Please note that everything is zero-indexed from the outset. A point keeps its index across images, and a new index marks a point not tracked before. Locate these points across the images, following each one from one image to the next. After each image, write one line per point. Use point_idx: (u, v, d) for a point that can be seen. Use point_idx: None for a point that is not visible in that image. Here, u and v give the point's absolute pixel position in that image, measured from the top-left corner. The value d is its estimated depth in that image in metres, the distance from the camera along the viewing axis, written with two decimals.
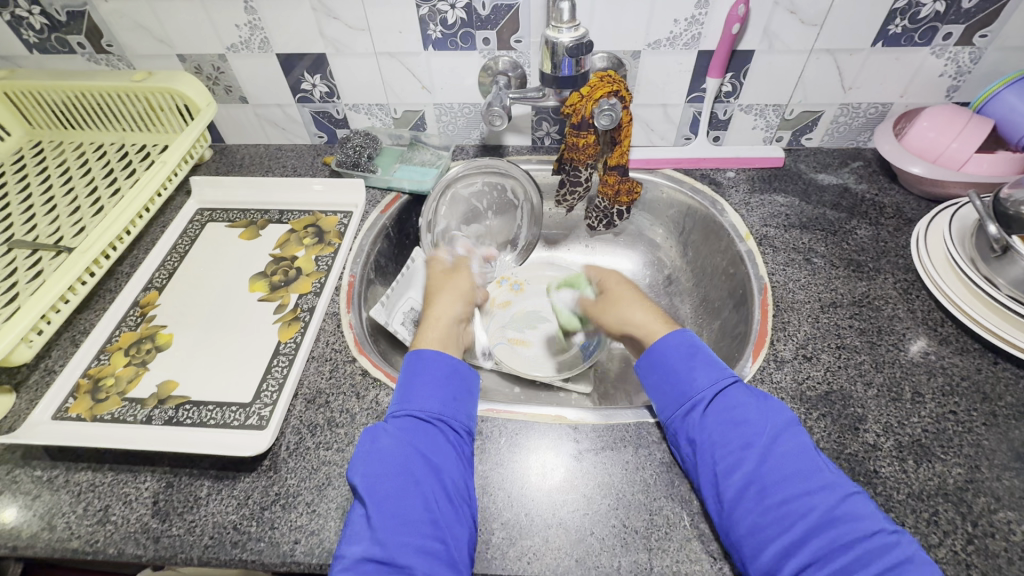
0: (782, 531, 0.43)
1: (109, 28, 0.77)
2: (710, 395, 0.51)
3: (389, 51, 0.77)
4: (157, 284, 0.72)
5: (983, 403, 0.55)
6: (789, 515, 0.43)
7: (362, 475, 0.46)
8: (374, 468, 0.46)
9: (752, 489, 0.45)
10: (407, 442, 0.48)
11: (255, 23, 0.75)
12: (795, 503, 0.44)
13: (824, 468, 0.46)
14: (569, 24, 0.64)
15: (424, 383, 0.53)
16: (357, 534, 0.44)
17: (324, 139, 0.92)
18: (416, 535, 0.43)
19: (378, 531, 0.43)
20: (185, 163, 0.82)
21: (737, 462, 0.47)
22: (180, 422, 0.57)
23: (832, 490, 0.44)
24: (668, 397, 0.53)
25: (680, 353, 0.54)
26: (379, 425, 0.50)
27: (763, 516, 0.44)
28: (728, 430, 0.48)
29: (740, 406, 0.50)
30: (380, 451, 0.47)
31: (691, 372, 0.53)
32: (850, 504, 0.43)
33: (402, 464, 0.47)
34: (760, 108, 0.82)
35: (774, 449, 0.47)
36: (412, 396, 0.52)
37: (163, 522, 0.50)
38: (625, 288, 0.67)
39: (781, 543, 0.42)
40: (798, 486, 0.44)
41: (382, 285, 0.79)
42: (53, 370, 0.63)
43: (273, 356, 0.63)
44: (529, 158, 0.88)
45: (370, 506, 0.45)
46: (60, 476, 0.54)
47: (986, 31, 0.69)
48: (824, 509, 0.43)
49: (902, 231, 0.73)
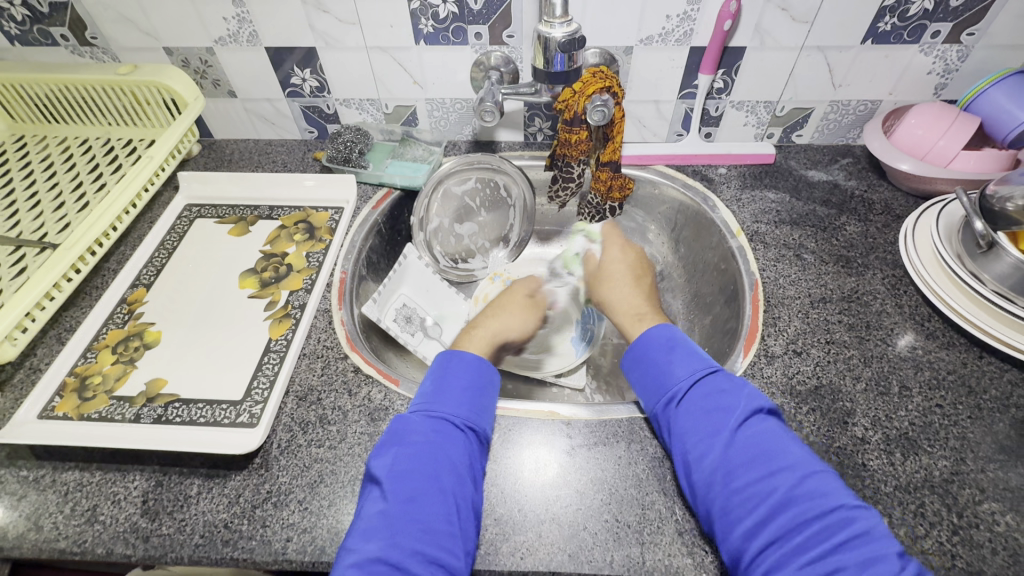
0: (747, 512, 0.43)
1: (94, 20, 0.76)
2: (686, 386, 0.52)
3: (380, 45, 0.76)
4: (145, 280, 0.71)
5: (969, 397, 0.56)
6: (753, 497, 0.44)
7: (390, 468, 0.47)
8: (401, 464, 0.47)
9: (720, 473, 0.46)
10: (438, 444, 0.49)
11: (244, 16, 0.74)
12: (758, 485, 0.44)
13: (790, 450, 0.46)
14: (562, 19, 0.63)
15: (460, 389, 0.53)
16: (371, 532, 0.43)
17: (315, 134, 0.91)
18: (432, 543, 0.43)
19: (396, 531, 0.43)
20: (172, 158, 0.81)
21: (708, 448, 0.47)
22: (169, 421, 0.56)
23: (794, 469, 0.45)
24: (651, 389, 0.54)
25: (661, 347, 0.56)
26: (410, 421, 0.50)
27: (729, 499, 0.45)
28: (700, 417, 0.49)
29: (714, 395, 0.50)
30: (410, 449, 0.48)
31: (670, 364, 0.54)
32: (814, 481, 0.44)
33: (432, 465, 0.47)
34: (751, 105, 0.82)
35: (741, 434, 0.47)
36: (446, 400, 0.52)
37: (153, 522, 0.50)
38: (629, 275, 0.71)
39: (748, 523, 0.43)
40: (761, 467, 0.45)
41: (374, 282, 0.79)
42: (39, 368, 0.62)
43: (263, 354, 0.62)
44: (522, 153, 0.87)
45: (390, 504, 0.45)
46: (46, 476, 0.53)
47: (973, 30, 0.70)
48: (785, 488, 0.43)
49: (890, 228, 0.74)
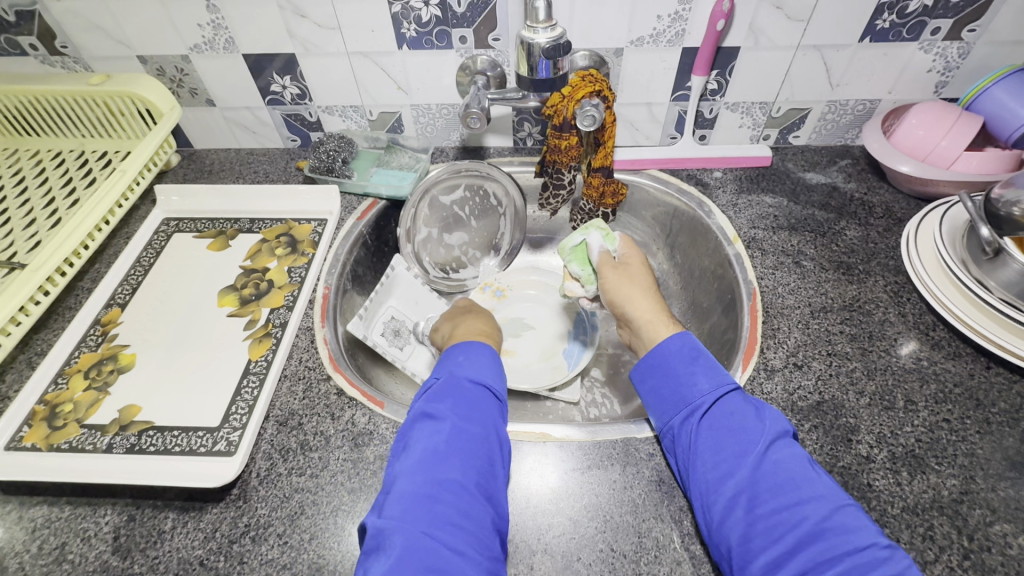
0: (771, 542, 0.41)
1: (63, 29, 0.73)
2: (710, 401, 0.50)
3: (361, 50, 0.73)
4: (120, 300, 0.68)
5: (977, 410, 0.54)
6: (777, 526, 0.42)
7: (449, 410, 0.46)
8: (464, 409, 0.46)
9: (742, 498, 0.44)
10: (492, 399, 0.48)
11: (219, 22, 0.71)
12: (784, 514, 0.42)
13: (816, 478, 0.44)
14: (545, 23, 0.61)
15: (495, 353, 0.53)
16: (436, 460, 0.42)
17: (298, 143, 0.88)
18: (490, 478, 0.43)
19: (461, 461, 0.42)
20: (149, 170, 0.78)
21: (731, 469, 0.45)
22: (143, 450, 0.54)
23: (823, 500, 0.42)
24: (668, 402, 0.52)
25: (682, 355, 0.53)
26: (463, 374, 0.49)
27: (752, 526, 0.42)
28: (723, 436, 0.47)
29: (738, 413, 0.48)
30: (464, 398, 0.47)
31: (691, 376, 0.52)
32: (843, 515, 0.42)
33: (487, 413, 0.47)
34: (747, 106, 0.80)
35: (767, 457, 0.45)
36: (493, 365, 0.51)
37: (124, 560, 0.47)
38: (645, 274, 0.64)
39: (771, 554, 0.41)
40: (789, 495, 0.43)
41: (360, 295, 0.76)
42: (8, 395, 0.59)
43: (242, 377, 0.59)
44: (511, 159, 0.85)
45: (451, 441, 0.43)
46: (13, 511, 0.51)
47: (975, 25, 0.67)
48: (815, 519, 0.41)
49: (891, 232, 0.72)
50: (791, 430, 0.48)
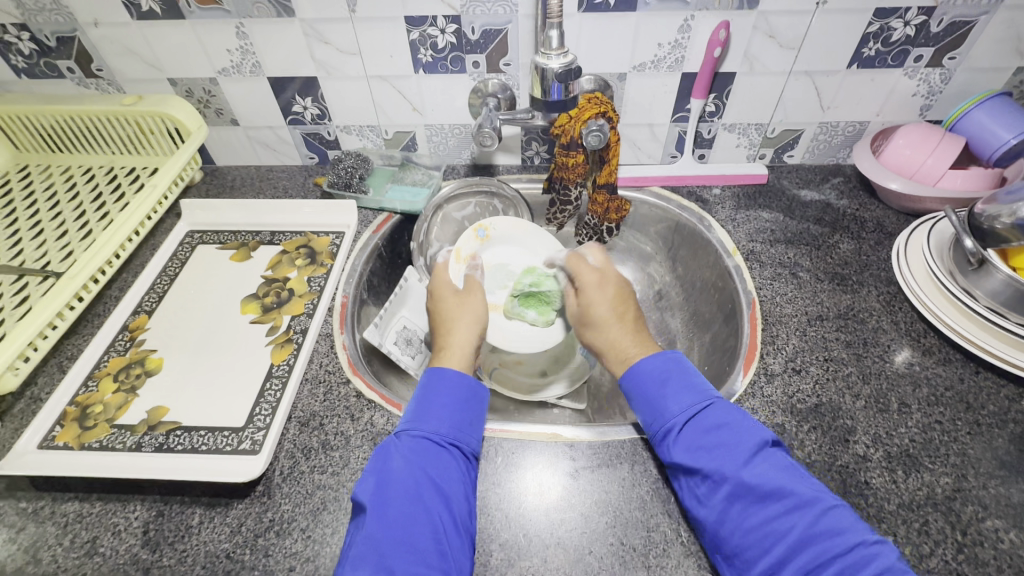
0: (762, 552, 0.44)
1: (100, 53, 0.78)
2: (682, 421, 0.51)
3: (380, 74, 0.78)
4: (147, 307, 0.71)
5: (967, 413, 0.57)
6: (767, 537, 0.44)
7: (371, 495, 0.47)
8: (384, 491, 0.47)
9: (732, 511, 0.46)
10: (418, 466, 0.49)
11: (247, 48, 0.76)
12: (773, 523, 0.44)
13: (801, 485, 0.46)
14: (558, 51, 0.65)
15: (439, 407, 0.53)
16: (359, 560, 0.43)
17: (315, 160, 0.93)
18: (422, 564, 0.43)
19: (384, 555, 0.43)
20: (175, 186, 0.82)
21: (714, 487, 0.47)
22: (170, 449, 0.56)
23: (809, 507, 0.44)
24: (646, 425, 0.54)
25: (654, 379, 0.55)
26: (387, 450, 0.50)
27: (744, 537, 0.45)
28: (701, 456, 0.49)
29: (714, 430, 0.50)
30: (386, 476, 0.48)
31: (664, 398, 0.53)
32: (829, 519, 0.44)
33: (411, 487, 0.47)
34: (743, 127, 0.84)
35: (746, 472, 0.47)
36: (424, 420, 0.52)
37: (153, 553, 0.49)
38: (609, 302, 0.64)
39: (765, 565, 0.43)
40: (775, 506, 0.45)
41: (375, 305, 0.79)
42: (39, 398, 0.62)
43: (266, 380, 0.62)
44: (519, 177, 0.89)
45: (377, 530, 0.45)
46: (45, 508, 0.53)
47: (955, 53, 0.72)
48: (802, 528, 0.43)
49: (882, 245, 0.75)
50: (772, 437, 0.50)
